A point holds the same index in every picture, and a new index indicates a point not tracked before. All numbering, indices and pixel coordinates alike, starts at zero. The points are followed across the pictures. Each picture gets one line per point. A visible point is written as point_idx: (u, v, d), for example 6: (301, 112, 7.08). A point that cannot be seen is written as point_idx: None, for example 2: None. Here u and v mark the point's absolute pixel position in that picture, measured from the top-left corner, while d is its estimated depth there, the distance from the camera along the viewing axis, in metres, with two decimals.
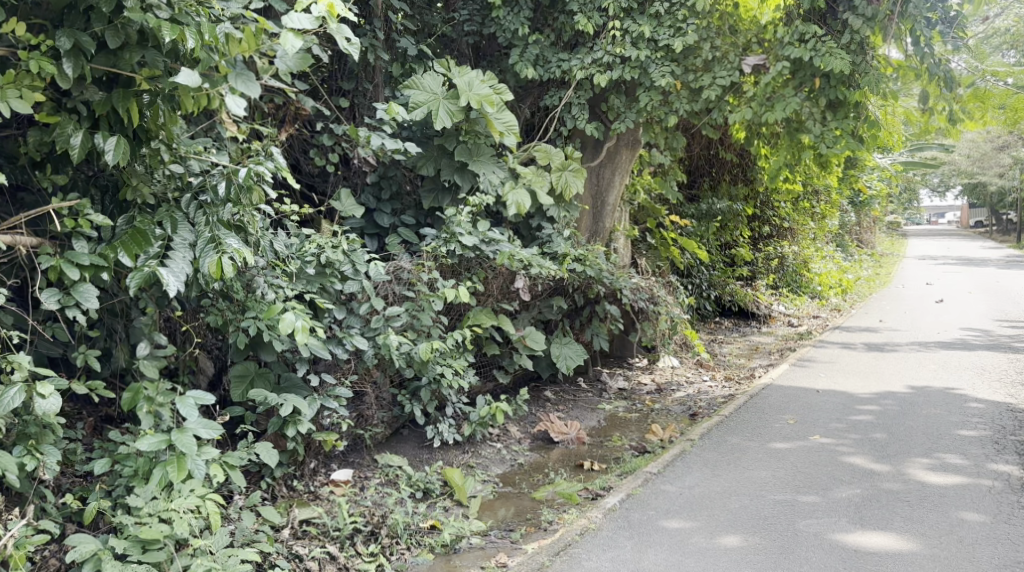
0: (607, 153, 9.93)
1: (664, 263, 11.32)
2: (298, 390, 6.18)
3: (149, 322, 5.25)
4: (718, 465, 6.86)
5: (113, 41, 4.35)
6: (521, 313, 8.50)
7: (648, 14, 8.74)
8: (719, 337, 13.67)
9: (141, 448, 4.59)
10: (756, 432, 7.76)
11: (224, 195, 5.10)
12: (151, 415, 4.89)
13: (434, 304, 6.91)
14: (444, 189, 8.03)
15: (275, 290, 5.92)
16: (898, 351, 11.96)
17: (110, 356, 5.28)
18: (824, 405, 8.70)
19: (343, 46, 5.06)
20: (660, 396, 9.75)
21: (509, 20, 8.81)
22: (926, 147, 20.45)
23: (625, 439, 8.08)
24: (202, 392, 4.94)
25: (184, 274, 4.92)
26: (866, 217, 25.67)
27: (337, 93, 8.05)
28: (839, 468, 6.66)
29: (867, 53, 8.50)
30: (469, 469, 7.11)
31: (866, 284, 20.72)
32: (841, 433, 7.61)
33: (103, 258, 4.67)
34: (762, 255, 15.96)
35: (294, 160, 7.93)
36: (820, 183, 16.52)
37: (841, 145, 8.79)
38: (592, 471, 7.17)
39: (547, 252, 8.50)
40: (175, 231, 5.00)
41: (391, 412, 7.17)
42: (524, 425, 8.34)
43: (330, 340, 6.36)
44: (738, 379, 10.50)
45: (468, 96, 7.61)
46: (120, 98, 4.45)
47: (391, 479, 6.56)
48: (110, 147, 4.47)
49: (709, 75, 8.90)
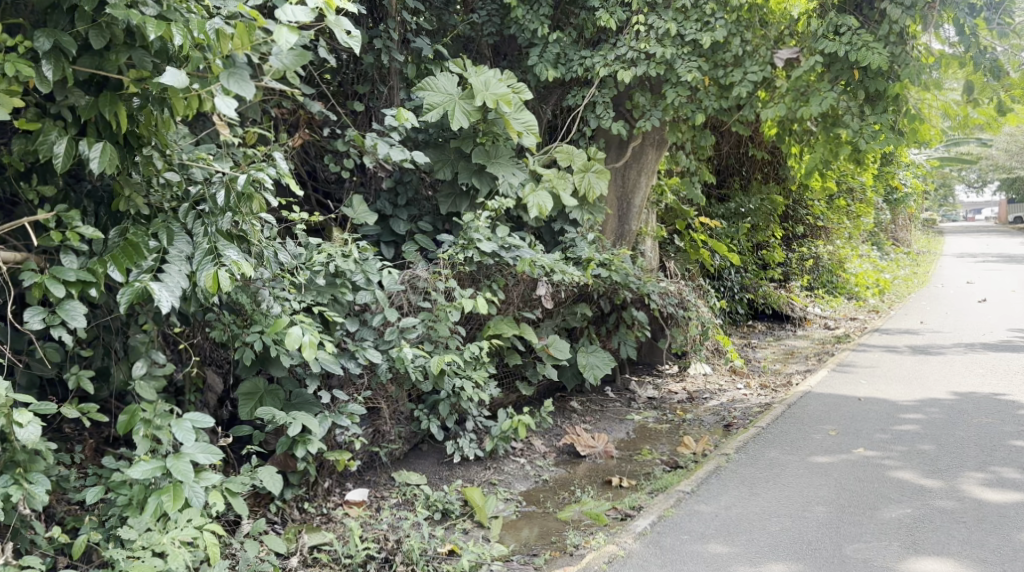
0: (633, 153, 9.56)
1: (694, 266, 10.91)
2: (309, 407, 5.90)
3: (147, 339, 4.94)
4: (756, 482, 6.46)
5: (96, 41, 4.07)
6: (544, 320, 8.13)
7: (673, 8, 8.42)
8: (752, 341, 13.23)
9: (133, 476, 4.32)
10: (796, 445, 7.34)
11: (223, 204, 4.79)
12: (148, 440, 4.60)
13: (451, 314, 6.59)
14: (462, 194, 7.73)
15: (282, 302, 5.65)
16: (943, 354, 11.45)
17: (107, 376, 5.00)
18: (866, 414, 8.26)
19: (345, 41, 4.74)
20: (692, 405, 9.36)
21: (529, 18, 8.47)
22: (964, 141, 19.82)
23: (656, 453, 7.71)
24: (201, 414, 4.66)
25: (181, 289, 4.64)
26: (901, 215, 24.98)
27: (350, 97, 7.70)
28: (886, 484, 6.24)
29: (908, 42, 8.24)
30: (491, 487, 6.78)
31: (905, 283, 20.13)
32: (887, 445, 7.18)
33: (92, 273, 4.41)
34: (796, 256, 15.53)
35: (309, 167, 7.61)
36: (855, 180, 15.98)
37: (882, 140, 8.36)
38: (621, 489, 6.81)
39: (571, 257, 8.14)
40: (171, 242, 4.71)
41: (409, 427, 6.85)
42: (549, 438, 8.00)
43: (342, 354, 6.05)
44: (774, 387, 10.06)
45: (484, 96, 7.31)
46: (107, 102, 4.20)
47: (408, 500, 6.26)
48: (95, 154, 4.22)
49: (740, 71, 8.51)
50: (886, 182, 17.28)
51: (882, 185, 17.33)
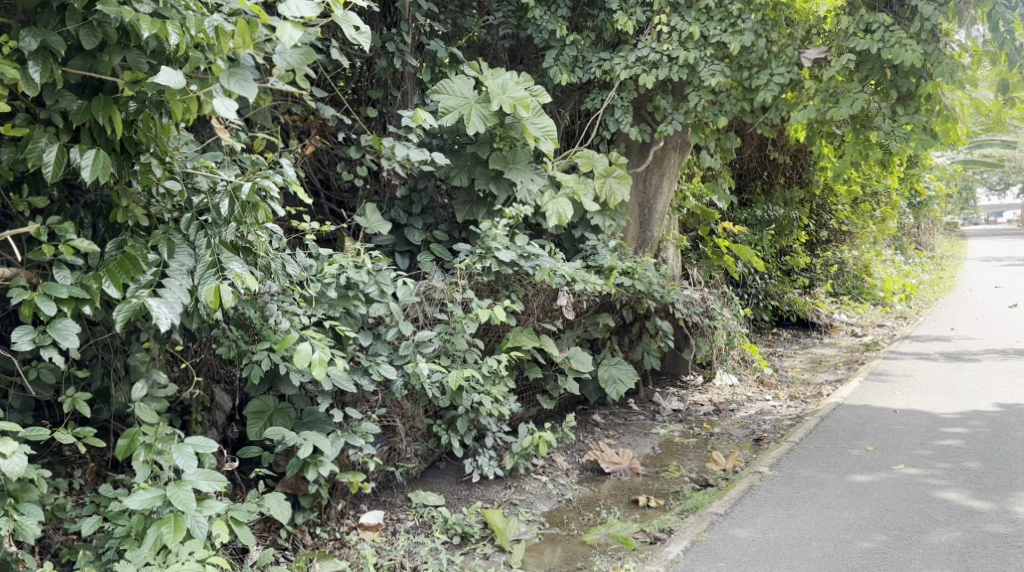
0: (655, 157, 9.25)
1: (718, 273, 10.55)
2: (321, 426, 5.56)
3: (147, 358, 4.66)
4: (793, 502, 6.14)
5: (88, 41, 3.82)
6: (565, 332, 7.80)
7: (696, 8, 8.13)
8: (777, 350, 12.87)
9: (131, 506, 4.06)
10: (831, 461, 7.00)
11: (226, 214, 4.51)
12: (148, 466, 4.34)
13: (467, 326, 6.30)
14: (479, 201, 7.44)
15: (291, 317, 5.37)
16: (978, 361, 11.07)
17: (106, 398, 4.75)
18: (903, 427, 7.91)
19: (353, 37, 4.48)
20: (719, 417, 9.03)
21: (546, 20, 8.18)
22: (989, 142, 19.39)
23: (684, 469, 7.38)
24: (203, 437, 4.40)
25: (180, 304, 4.35)
26: (924, 221, 24.48)
27: (364, 103, 7.47)
28: (932, 505, 5.97)
29: (940, 40, 7.90)
30: (512, 507, 6.47)
31: (932, 288, 19.76)
32: (928, 462, 6.87)
33: (87, 288, 4.13)
34: (820, 261, 15.21)
35: (321, 176, 7.38)
36: (880, 184, 15.56)
37: (914, 141, 8.08)
38: (649, 509, 6.49)
39: (592, 266, 7.84)
40: (172, 255, 4.46)
41: (426, 444, 6.55)
42: (571, 454, 7.66)
43: (355, 370, 5.75)
44: (804, 398, 9.71)
45: (501, 99, 7.01)
46: (101, 106, 3.96)
47: (425, 523, 5.98)
48: (87, 162, 3.94)
49: (766, 72, 8.25)
50: (911, 185, 16.88)
51: (906, 190, 16.92)
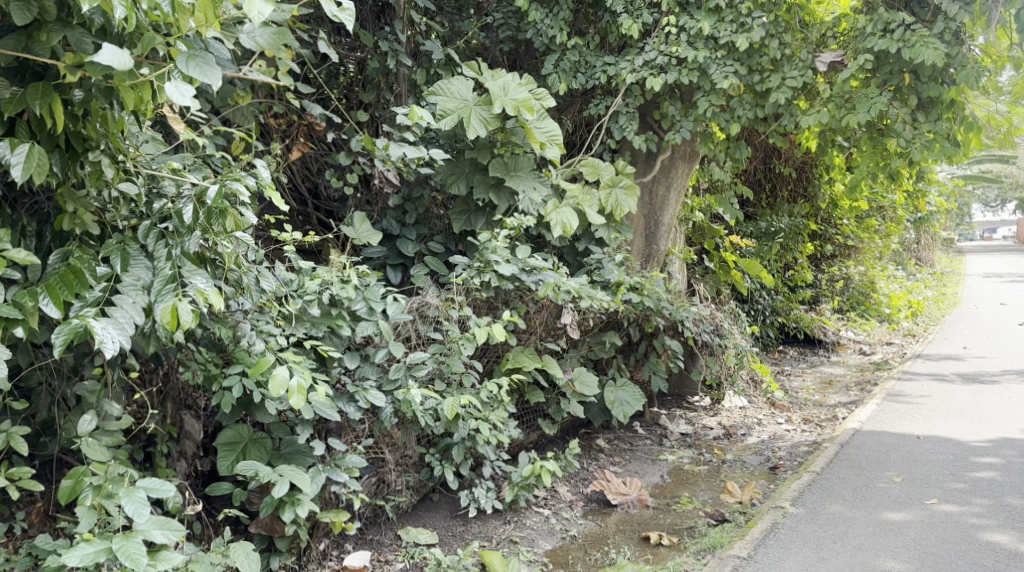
0: (662, 166, 8.66)
1: (725, 289, 9.97)
2: (301, 458, 5.00)
3: (97, 387, 4.14)
4: (821, 543, 5.58)
5: (20, 16, 3.32)
6: (568, 351, 7.24)
7: (706, 8, 7.56)
8: (785, 369, 12.34)
9: (71, 562, 3.55)
10: (859, 494, 6.45)
11: (190, 221, 4.03)
12: (95, 512, 3.86)
13: (465, 347, 5.73)
14: (477, 210, 6.89)
15: (267, 338, 4.81)
16: (998, 383, 10.51)
17: (53, 431, 4.19)
18: (931, 457, 7.34)
19: (334, 14, 3.92)
20: (730, 442, 8.45)
21: (547, 23, 7.68)
22: (991, 157, 18.93)
23: (696, 501, 6.80)
24: (159, 480, 3.90)
25: (133, 325, 3.80)
26: (926, 235, 24.00)
27: (354, 105, 6.84)
28: (975, 548, 5.41)
29: (965, 43, 7.30)
30: (512, 546, 5.86)
31: (937, 304, 19.31)
32: (964, 497, 6.30)
33: (21, 306, 3.59)
34: (826, 277, 14.77)
35: (310, 184, 6.82)
36: (887, 198, 14.93)
37: (937, 150, 7.54)
38: (662, 548, 5.90)
39: (598, 281, 7.29)
40: (126, 268, 3.92)
41: (418, 475, 5.96)
42: (574, 484, 7.05)
43: (340, 396, 5.18)
44: (818, 422, 9.11)
45: (502, 101, 6.44)
46: (38, 92, 3.42)
47: (417, 564, 5.41)
48: (19, 159, 3.43)
49: (778, 76, 7.65)
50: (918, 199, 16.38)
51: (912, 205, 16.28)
